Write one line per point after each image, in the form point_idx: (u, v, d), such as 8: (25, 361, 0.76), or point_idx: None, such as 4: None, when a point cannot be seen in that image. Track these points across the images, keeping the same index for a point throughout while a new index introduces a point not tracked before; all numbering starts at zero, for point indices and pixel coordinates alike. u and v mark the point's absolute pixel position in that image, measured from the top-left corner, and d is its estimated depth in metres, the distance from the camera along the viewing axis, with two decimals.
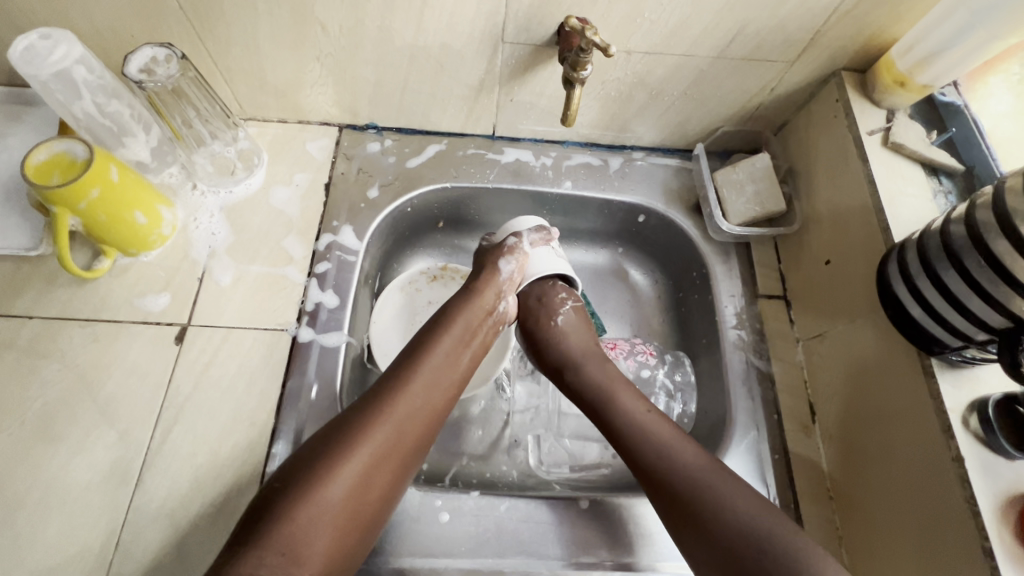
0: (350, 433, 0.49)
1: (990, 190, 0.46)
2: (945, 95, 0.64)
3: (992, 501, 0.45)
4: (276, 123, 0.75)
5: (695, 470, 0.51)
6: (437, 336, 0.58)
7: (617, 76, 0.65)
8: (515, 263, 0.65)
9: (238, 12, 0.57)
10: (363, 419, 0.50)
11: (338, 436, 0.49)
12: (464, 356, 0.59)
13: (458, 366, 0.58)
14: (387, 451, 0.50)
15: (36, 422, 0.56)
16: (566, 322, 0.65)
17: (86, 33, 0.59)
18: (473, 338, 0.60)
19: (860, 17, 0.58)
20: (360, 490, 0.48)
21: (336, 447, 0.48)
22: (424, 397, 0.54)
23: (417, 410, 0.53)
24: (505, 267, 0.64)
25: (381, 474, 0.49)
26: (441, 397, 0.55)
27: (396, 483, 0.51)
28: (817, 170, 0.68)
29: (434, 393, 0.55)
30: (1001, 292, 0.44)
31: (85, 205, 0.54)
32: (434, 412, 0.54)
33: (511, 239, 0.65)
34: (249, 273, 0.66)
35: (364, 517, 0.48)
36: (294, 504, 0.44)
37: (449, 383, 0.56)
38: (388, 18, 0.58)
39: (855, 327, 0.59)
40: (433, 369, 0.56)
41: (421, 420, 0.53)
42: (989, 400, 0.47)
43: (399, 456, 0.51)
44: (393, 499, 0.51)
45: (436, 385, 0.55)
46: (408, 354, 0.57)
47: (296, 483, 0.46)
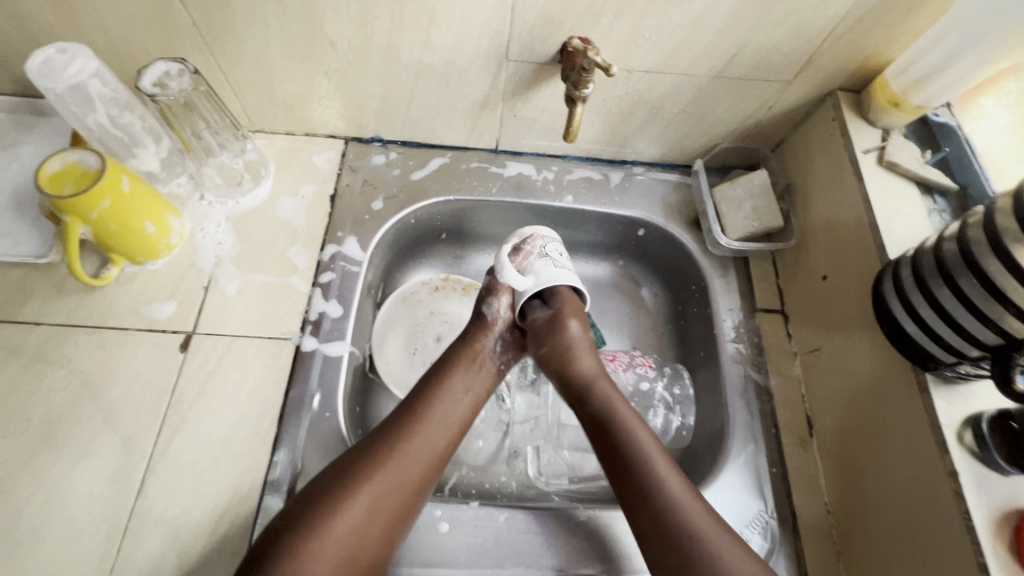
0: (354, 472, 0.50)
1: (982, 210, 0.47)
2: (939, 116, 0.65)
3: (986, 516, 0.45)
4: (283, 135, 0.76)
5: (694, 511, 0.50)
6: (439, 377, 0.60)
7: (618, 93, 0.67)
8: (499, 304, 0.65)
9: (250, 28, 0.59)
10: (365, 459, 0.51)
11: (344, 476, 0.50)
12: (466, 397, 0.60)
13: (460, 406, 0.59)
14: (388, 489, 0.50)
15: (41, 427, 0.57)
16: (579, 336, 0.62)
17: (102, 48, 0.60)
18: (474, 379, 0.61)
19: (855, 39, 0.59)
20: (364, 527, 0.48)
21: (339, 486, 0.49)
22: (427, 437, 0.55)
23: (418, 452, 0.54)
24: (491, 308, 0.65)
25: (384, 512, 0.50)
26: (445, 438, 0.56)
27: (398, 523, 0.50)
28: (813, 187, 0.69)
29: (439, 433, 0.56)
30: (993, 310, 0.45)
31: (95, 215, 0.56)
32: (437, 451, 0.55)
33: (489, 279, 0.66)
34: (254, 282, 0.67)
35: (366, 555, 0.48)
36: (294, 541, 0.46)
37: (453, 423, 0.57)
38: (395, 36, 0.60)
39: (852, 342, 0.60)
40: (436, 410, 0.57)
41: (424, 459, 0.54)
42: (983, 416, 0.48)
43: (404, 491, 0.51)
44: (398, 537, 0.51)
45: (440, 427, 0.56)
46: (411, 396, 0.59)
47: (300, 525, 0.47)
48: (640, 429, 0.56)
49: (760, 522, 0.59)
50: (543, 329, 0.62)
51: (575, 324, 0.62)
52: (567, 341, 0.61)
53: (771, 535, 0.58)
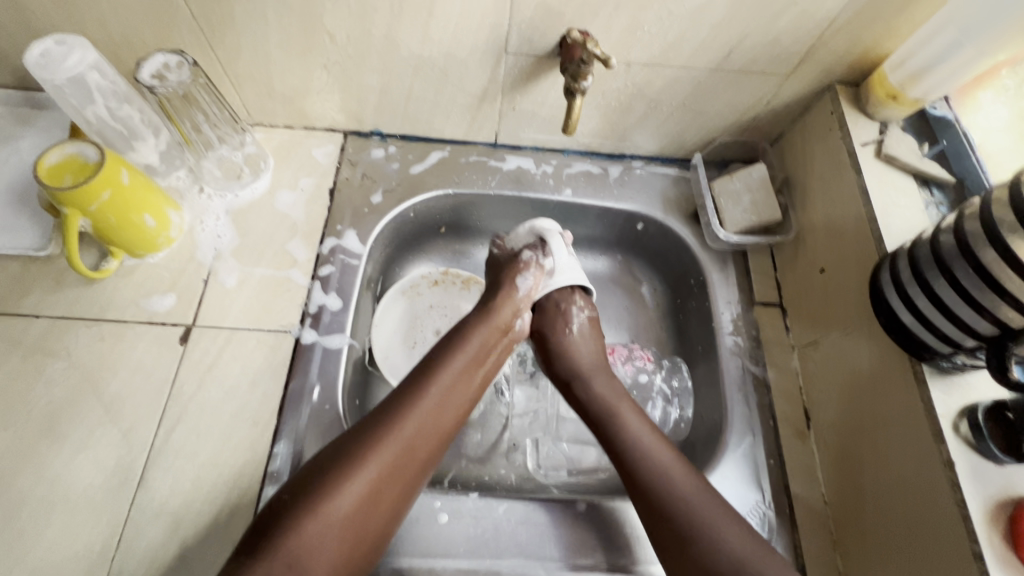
0: (363, 445, 0.50)
1: (978, 201, 0.47)
2: (937, 108, 0.66)
3: (981, 505, 0.46)
4: (282, 129, 0.76)
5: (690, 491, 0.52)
6: (452, 351, 0.59)
7: (617, 86, 0.67)
8: (532, 280, 0.67)
9: (248, 20, 0.58)
10: (375, 431, 0.51)
11: (352, 449, 0.50)
12: (479, 373, 0.60)
13: (471, 381, 0.59)
14: (398, 463, 0.51)
15: (41, 420, 0.57)
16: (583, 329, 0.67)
17: (100, 39, 0.60)
18: (487, 353, 0.61)
19: (854, 32, 0.59)
20: (372, 500, 0.49)
21: (348, 458, 0.49)
22: (435, 412, 0.55)
23: (427, 427, 0.54)
24: (525, 282, 0.66)
25: (392, 487, 0.50)
26: (452, 413, 0.56)
27: (406, 496, 0.52)
28: (812, 181, 0.69)
29: (447, 410, 0.56)
30: (989, 301, 0.45)
31: (95, 207, 0.56)
32: (445, 427, 0.56)
33: (528, 255, 0.68)
34: (253, 275, 0.67)
35: (374, 529, 0.49)
36: (304, 513, 0.46)
37: (461, 400, 0.57)
38: (394, 28, 0.59)
39: (849, 335, 0.60)
40: (448, 385, 0.57)
41: (432, 434, 0.54)
42: (979, 405, 0.48)
43: (412, 466, 0.52)
44: (405, 508, 0.52)
45: (448, 404, 0.56)
46: (422, 365, 0.58)
47: (308, 496, 0.47)
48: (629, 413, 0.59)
49: (757, 513, 0.59)
50: (549, 318, 0.68)
51: (575, 315, 0.68)
52: (568, 334, 0.66)
53: (768, 526, 0.59)
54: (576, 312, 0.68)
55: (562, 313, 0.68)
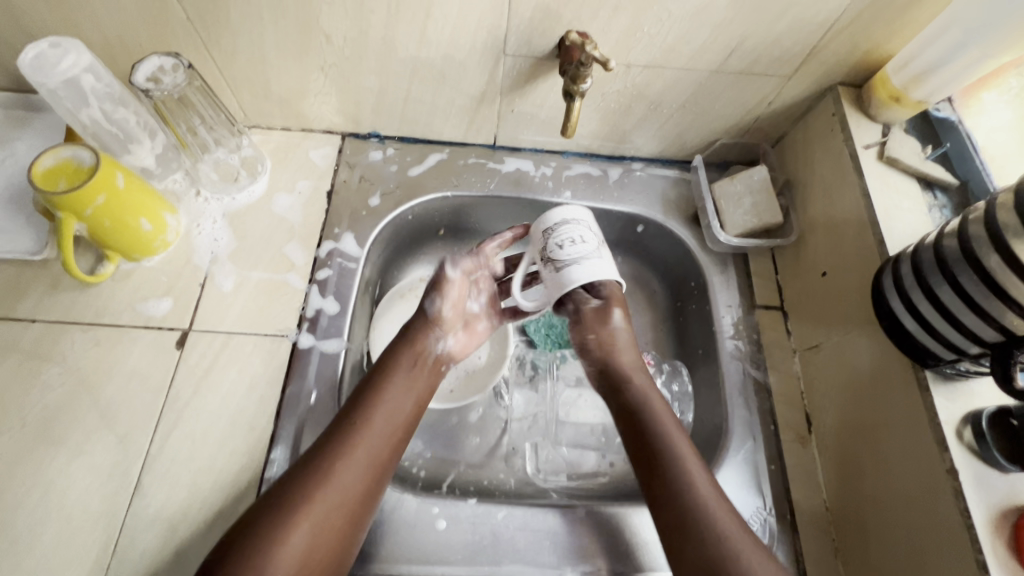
0: (294, 489, 0.47)
1: (982, 205, 0.46)
2: (940, 111, 0.65)
3: (985, 513, 0.45)
4: (279, 131, 0.75)
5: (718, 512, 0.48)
6: (382, 380, 0.57)
7: (616, 87, 0.66)
8: (443, 299, 0.63)
9: (244, 22, 0.58)
10: (304, 473, 0.49)
11: (284, 493, 0.47)
12: (410, 398, 0.57)
13: (403, 409, 0.56)
14: (334, 503, 0.48)
15: (37, 425, 0.57)
16: (623, 337, 0.61)
17: (94, 41, 0.60)
18: (417, 378, 0.59)
19: (856, 33, 0.59)
20: (309, 547, 0.45)
21: (284, 500, 0.47)
22: (368, 443, 0.52)
23: (364, 460, 0.51)
24: (433, 305, 0.63)
25: (330, 530, 0.47)
26: (387, 442, 0.53)
27: (348, 536, 0.48)
28: (813, 183, 0.69)
29: (384, 433, 0.54)
30: (994, 307, 0.44)
31: (90, 211, 0.55)
32: (383, 458, 0.53)
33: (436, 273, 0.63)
34: (250, 278, 0.66)
35: (320, 568, 0.46)
36: (236, 571, 0.42)
37: (397, 422, 0.55)
38: (391, 30, 0.59)
39: (851, 338, 0.60)
40: (382, 411, 0.55)
41: (369, 467, 0.51)
42: (983, 412, 0.48)
43: (353, 495, 0.49)
44: (348, 551, 0.48)
45: (383, 429, 0.54)
46: (351, 401, 0.55)
47: (244, 541, 0.44)
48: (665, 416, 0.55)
49: (758, 519, 0.58)
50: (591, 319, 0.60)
51: (615, 315, 0.61)
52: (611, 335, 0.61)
53: (769, 532, 0.58)
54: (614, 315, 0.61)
55: (581, 322, 0.61)
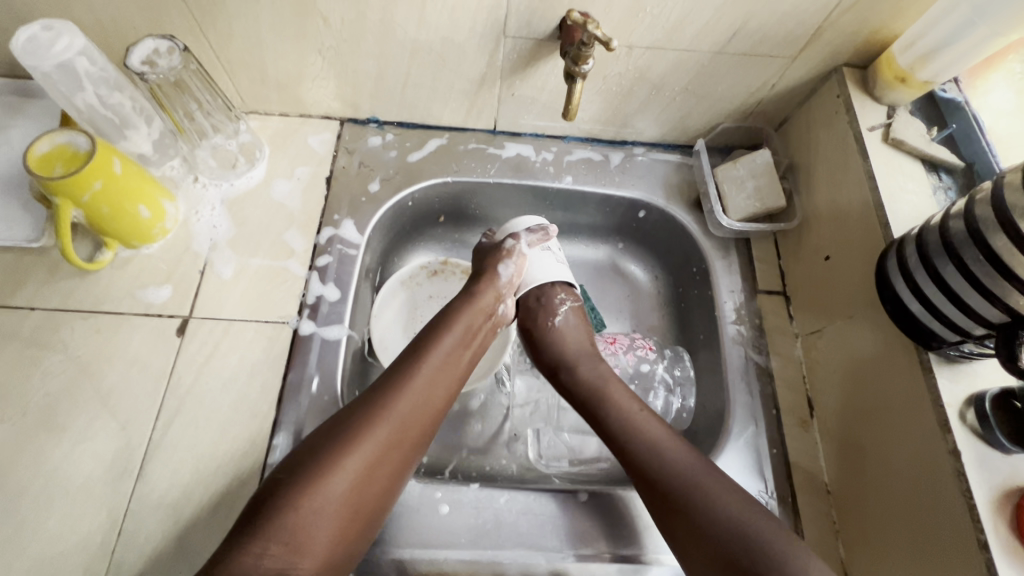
0: (356, 425, 0.49)
1: (989, 185, 0.46)
2: (946, 91, 0.64)
3: (988, 494, 0.45)
4: (277, 117, 0.75)
5: (684, 462, 0.53)
6: (440, 330, 0.59)
7: (618, 70, 0.65)
8: (514, 267, 0.65)
9: (240, 5, 0.57)
10: (366, 410, 0.51)
11: (346, 428, 0.49)
12: (465, 353, 0.59)
13: (459, 362, 0.58)
14: (392, 441, 0.51)
15: (39, 412, 0.56)
16: (569, 325, 0.66)
17: (88, 24, 0.59)
18: (474, 334, 0.61)
19: (862, 12, 0.58)
20: (365, 479, 0.48)
21: (340, 440, 0.48)
22: (428, 391, 0.55)
23: (421, 405, 0.54)
24: (505, 271, 0.65)
25: (384, 465, 0.50)
26: (442, 392, 0.56)
27: (399, 473, 0.51)
28: (817, 166, 0.68)
29: (438, 388, 0.56)
30: (999, 287, 0.44)
31: (88, 197, 0.55)
32: (438, 404, 0.55)
33: (510, 243, 0.66)
34: (250, 265, 0.66)
35: (369, 505, 0.49)
36: (297, 493, 0.45)
37: (450, 377, 0.57)
38: (390, 12, 0.58)
39: (854, 322, 0.60)
40: (434, 367, 0.56)
41: (426, 412, 0.54)
42: (986, 394, 0.48)
43: (400, 449, 0.51)
44: (396, 488, 0.51)
45: (437, 380, 0.56)
46: (410, 347, 0.58)
47: (307, 466, 0.47)
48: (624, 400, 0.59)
49: (760, 502, 0.59)
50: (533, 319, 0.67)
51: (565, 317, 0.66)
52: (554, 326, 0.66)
53: (771, 515, 0.58)
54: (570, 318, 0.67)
55: (543, 307, 0.67)
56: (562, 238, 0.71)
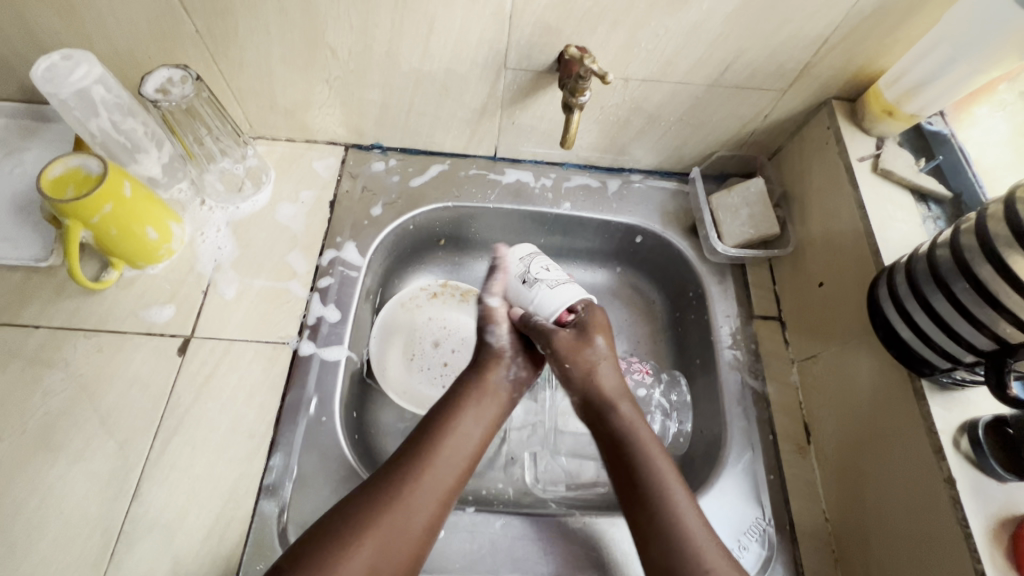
0: (360, 518, 0.47)
1: (974, 216, 0.47)
2: (932, 124, 0.66)
3: (984, 523, 0.45)
4: (283, 142, 0.77)
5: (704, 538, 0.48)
6: (456, 408, 0.57)
7: (615, 101, 0.68)
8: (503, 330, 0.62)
9: (252, 35, 0.59)
10: (374, 499, 0.49)
11: (353, 519, 0.47)
12: (478, 427, 0.56)
13: (472, 439, 0.55)
14: (397, 534, 0.48)
15: (38, 431, 0.57)
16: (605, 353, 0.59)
17: (104, 54, 0.61)
18: (486, 407, 0.58)
19: (849, 48, 0.60)
20: None
21: (343, 532, 0.46)
22: (439, 474, 0.52)
23: (431, 490, 0.51)
24: (494, 336, 0.62)
25: (390, 560, 0.47)
26: (454, 473, 0.53)
27: (409, 567, 0.48)
28: (809, 194, 0.70)
29: (446, 472, 0.52)
30: (987, 316, 0.45)
31: (98, 219, 0.56)
32: (449, 487, 0.52)
33: (481, 306, 0.63)
34: (253, 286, 0.67)
35: None
36: None
37: (462, 458, 0.54)
38: (395, 44, 0.60)
39: (849, 349, 0.60)
40: (446, 449, 0.53)
41: (434, 498, 0.51)
42: (979, 421, 0.48)
43: (409, 542, 0.48)
44: None
45: (450, 462, 0.53)
46: (425, 427, 0.55)
47: (307, 563, 0.44)
48: (659, 457, 0.53)
49: (758, 530, 0.58)
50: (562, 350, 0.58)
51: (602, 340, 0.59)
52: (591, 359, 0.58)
53: (769, 544, 0.58)
54: (602, 338, 0.59)
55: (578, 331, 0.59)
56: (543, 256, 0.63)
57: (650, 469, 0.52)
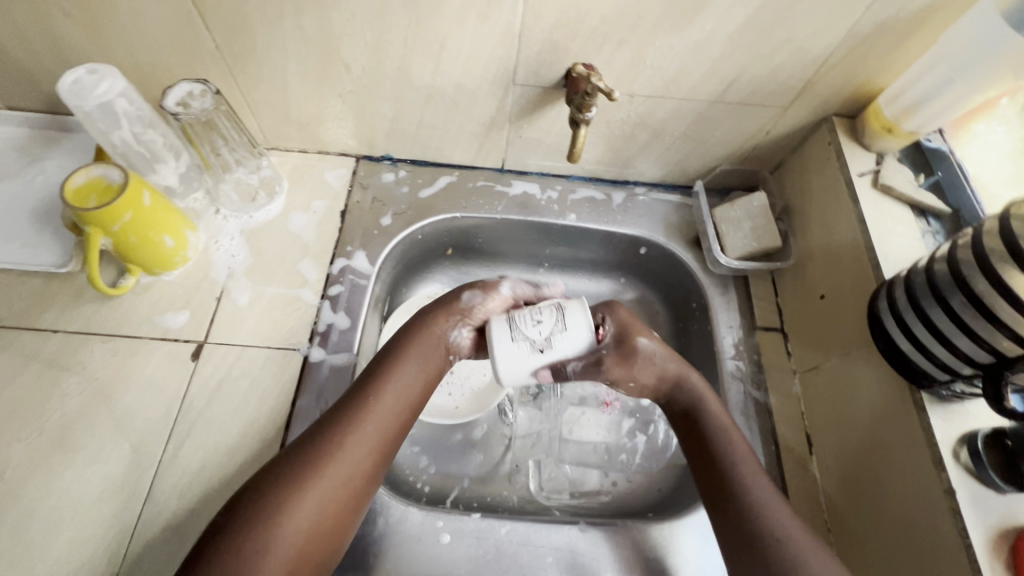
0: (304, 465, 0.47)
1: (971, 232, 0.48)
2: (931, 141, 0.67)
3: (983, 534, 0.46)
4: (296, 153, 0.79)
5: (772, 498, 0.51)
6: (396, 356, 0.56)
7: (620, 116, 0.69)
8: (483, 297, 0.60)
9: (269, 51, 0.62)
10: (315, 446, 0.48)
11: (295, 466, 0.47)
12: (420, 375, 0.56)
13: (414, 387, 0.55)
14: (342, 479, 0.47)
15: (54, 433, 0.58)
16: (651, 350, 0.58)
17: (127, 68, 0.63)
18: (430, 358, 0.57)
19: (849, 67, 0.62)
20: (315, 520, 0.45)
21: (285, 479, 0.46)
22: (381, 419, 0.51)
23: (374, 435, 0.50)
24: (471, 300, 0.60)
25: (335, 505, 0.47)
26: (397, 419, 0.52)
27: (353, 509, 0.48)
28: (811, 208, 0.71)
29: (389, 417, 0.52)
30: (985, 330, 0.46)
31: (117, 226, 0.58)
32: (391, 431, 0.52)
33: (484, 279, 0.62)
34: (265, 294, 0.69)
35: (317, 551, 0.45)
36: (235, 542, 0.42)
37: (405, 404, 0.54)
38: (408, 60, 0.62)
39: (850, 360, 0.61)
40: (389, 394, 0.53)
41: (378, 442, 0.50)
42: (978, 433, 0.49)
43: (353, 485, 0.48)
44: (351, 524, 0.48)
45: (392, 409, 0.52)
46: (365, 374, 0.55)
47: (248, 512, 0.44)
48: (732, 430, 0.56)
49: None
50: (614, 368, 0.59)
51: (644, 337, 0.58)
52: (645, 357, 0.58)
53: None
54: (642, 338, 0.58)
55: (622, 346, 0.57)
56: (521, 316, 0.52)
57: (723, 439, 0.55)
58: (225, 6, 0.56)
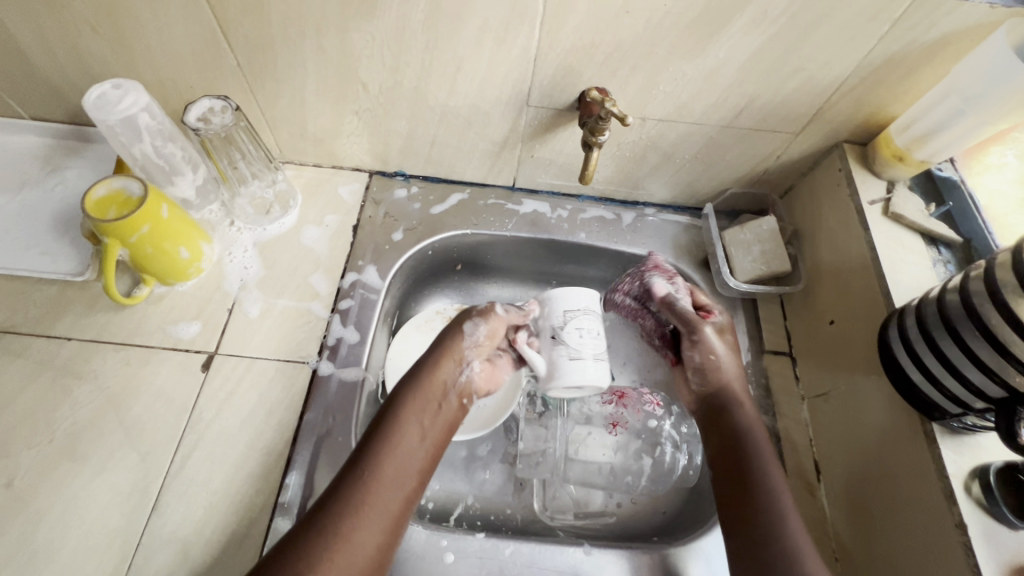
0: (309, 557, 0.44)
1: (983, 264, 0.48)
2: (943, 170, 0.68)
3: (996, 571, 0.45)
4: (311, 167, 0.80)
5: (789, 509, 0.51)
6: (397, 424, 0.55)
7: (631, 138, 0.70)
8: (486, 328, 0.62)
9: (289, 70, 0.63)
10: (320, 536, 0.46)
11: (300, 557, 0.44)
12: (422, 442, 0.55)
13: (416, 456, 0.54)
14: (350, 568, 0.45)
15: (64, 440, 0.59)
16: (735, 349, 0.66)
17: (150, 83, 0.65)
18: (433, 420, 0.57)
19: (860, 96, 0.62)
20: None
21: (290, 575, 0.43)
22: (385, 497, 0.50)
23: (380, 515, 0.49)
24: (477, 330, 0.61)
25: None
26: (401, 494, 0.51)
27: None
28: (820, 233, 0.71)
29: (393, 493, 0.51)
30: (995, 363, 0.46)
31: (135, 237, 0.59)
32: (396, 509, 0.51)
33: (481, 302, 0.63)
34: (276, 306, 0.69)
35: None
36: None
37: (409, 477, 0.53)
38: (424, 81, 0.63)
39: (859, 388, 0.61)
40: (392, 469, 0.52)
41: (384, 522, 0.49)
42: (990, 467, 0.48)
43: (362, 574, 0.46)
44: None
45: (394, 483, 0.51)
46: (363, 449, 0.53)
47: None
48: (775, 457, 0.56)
49: None
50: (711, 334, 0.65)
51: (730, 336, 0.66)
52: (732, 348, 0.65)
53: None
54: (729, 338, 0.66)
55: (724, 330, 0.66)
56: (576, 341, 0.57)
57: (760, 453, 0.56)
58: (249, 27, 0.57)
